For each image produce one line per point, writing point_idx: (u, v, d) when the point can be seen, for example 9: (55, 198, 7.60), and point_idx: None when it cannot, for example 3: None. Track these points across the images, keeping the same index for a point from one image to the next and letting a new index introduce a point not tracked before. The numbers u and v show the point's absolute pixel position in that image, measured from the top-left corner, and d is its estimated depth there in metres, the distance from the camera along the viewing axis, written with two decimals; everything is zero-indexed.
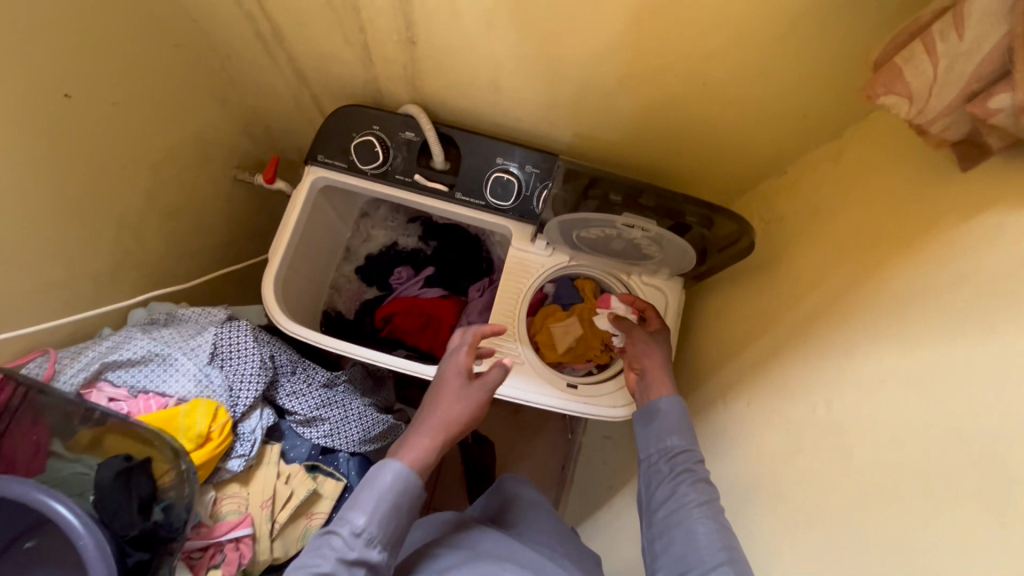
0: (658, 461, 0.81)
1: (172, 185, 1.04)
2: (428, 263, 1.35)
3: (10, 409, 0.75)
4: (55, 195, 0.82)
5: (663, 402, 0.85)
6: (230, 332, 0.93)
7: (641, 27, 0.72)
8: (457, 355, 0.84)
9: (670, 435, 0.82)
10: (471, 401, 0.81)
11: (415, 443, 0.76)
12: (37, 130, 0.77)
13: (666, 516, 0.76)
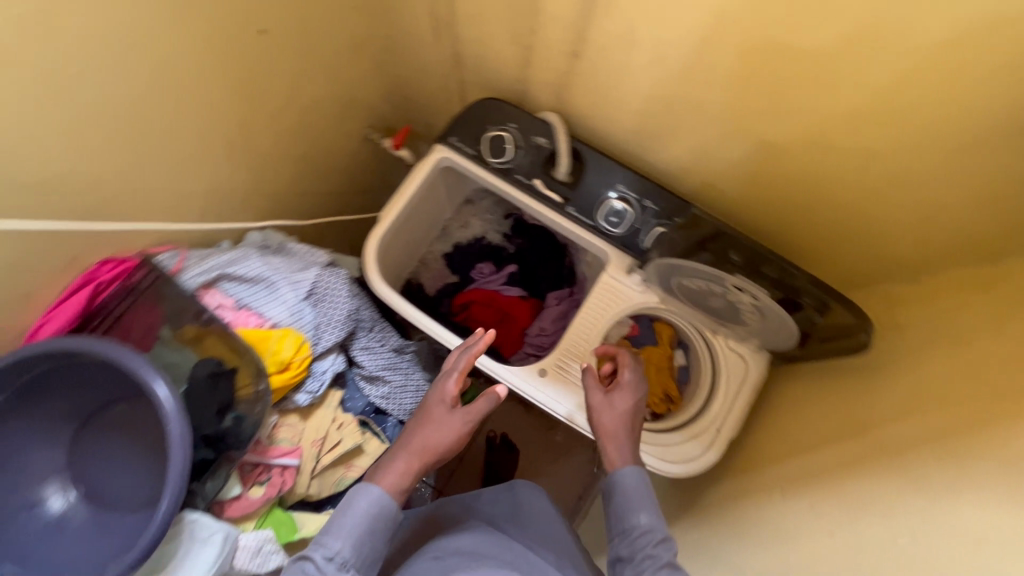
0: (625, 542, 0.78)
1: (315, 130, 1.11)
2: (512, 260, 1.37)
3: (139, 288, 0.86)
4: (227, 115, 0.91)
5: (624, 475, 0.82)
6: (330, 277, 0.99)
7: (826, 93, 0.70)
8: (448, 379, 0.85)
9: (637, 515, 0.78)
10: (454, 431, 0.81)
11: (392, 467, 0.78)
12: (235, 55, 0.84)
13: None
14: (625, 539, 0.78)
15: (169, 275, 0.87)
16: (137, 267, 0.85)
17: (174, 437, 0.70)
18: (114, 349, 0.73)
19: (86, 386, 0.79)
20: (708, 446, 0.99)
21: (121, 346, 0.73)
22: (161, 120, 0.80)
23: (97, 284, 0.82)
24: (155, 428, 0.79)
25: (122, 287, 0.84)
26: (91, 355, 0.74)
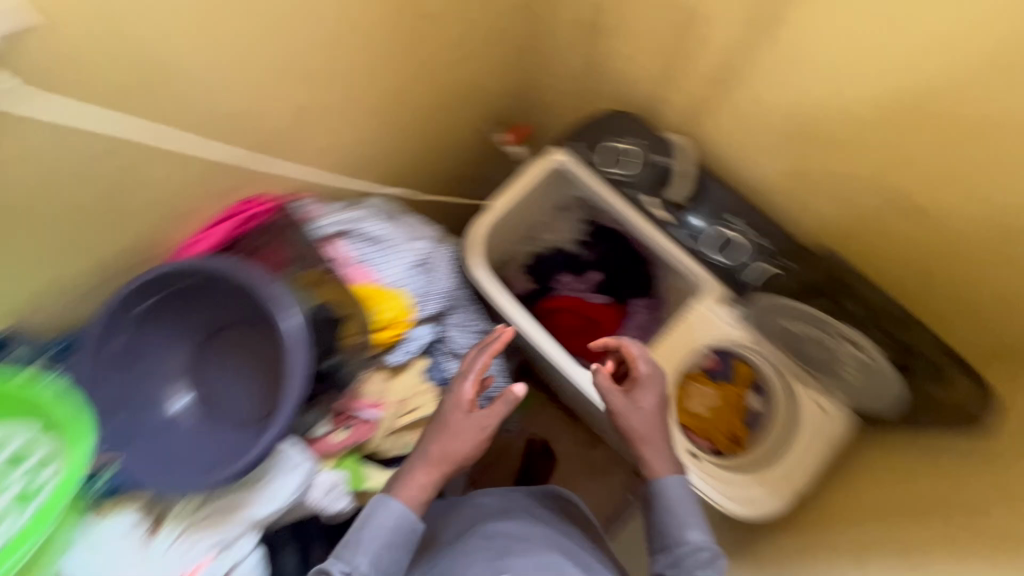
0: (670, 560, 0.77)
1: (457, 116, 1.16)
2: (594, 267, 1.29)
3: (275, 226, 0.91)
4: (391, 87, 0.96)
5: (667, 484, 0.80)
6: (438, 253, 1.04)
7: (1015, 144, 0.69)
8: (462, 389, 0.85)
9: (683, 535, 0.77)
10: (473, 436, 0.82)
11: (413, 478, 0.80)
12: (415, 29, 0.91)
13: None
14: (670, 558, 0.77)
15: (300, 221, 0.92)
16: (276, 207, 0.90)
17: (296, 365, 0.76)
18: (249, 274, 0.78)
19: (220, 303, 0.86)
20: (776, 495, 0.97)
21: (261, 275, 0.78)
22: (333, 80, 0.85)
23: (235, 215, 0.87)
24: (268, 356, 0.86)
25: (263, 223, 0.90)
26: (228, 277, 0.80)
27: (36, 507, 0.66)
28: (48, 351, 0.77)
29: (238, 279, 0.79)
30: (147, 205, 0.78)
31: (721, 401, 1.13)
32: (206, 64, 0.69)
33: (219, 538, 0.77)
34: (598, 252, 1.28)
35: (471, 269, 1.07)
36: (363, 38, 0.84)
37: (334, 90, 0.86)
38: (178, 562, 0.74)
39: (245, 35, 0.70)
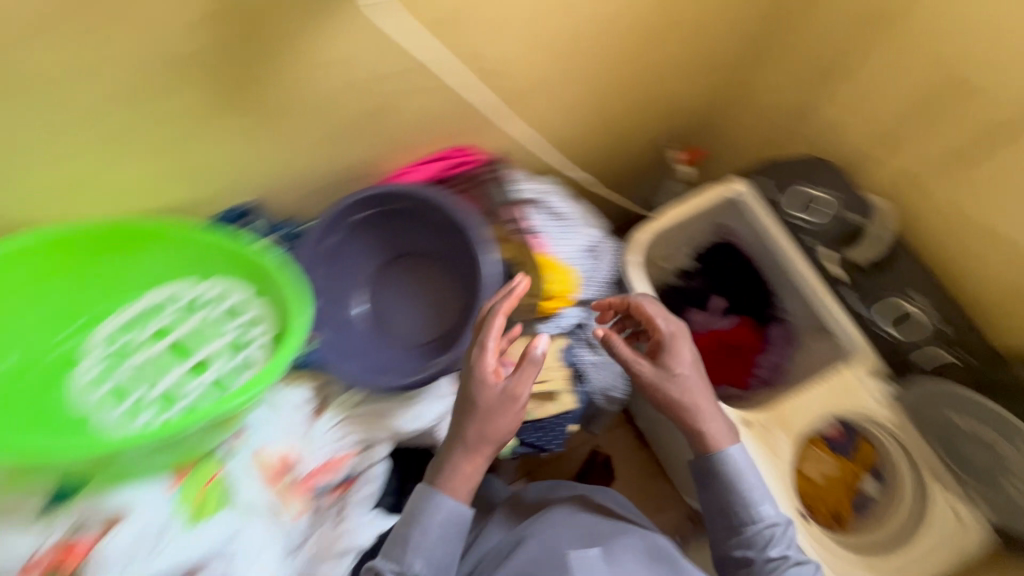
0: (740, 539, 0.79)
1: (644, 126, 1.19)
2: (716, 292, 1.24)
3: (477, 179, 0.98)
4: (613, 86, 1.02)
5: (732, 457, 0.80)
6: (606, 246, 1.07)
7: None
8: (487, 367, 0.73)
9: (749, 513, 0.79)
10: (510, 412, 0.73)
11: (461, 469, 0.74)
12: (660, 37, 0.97)
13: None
14: (740, 537, 0.79)
15: (502, 180, 0.98)
16: (482, 162, 0.97)
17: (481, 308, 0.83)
18: (465, 217, 0.88)
19: (416, 233, 0.94)
20: None
21: (476, 216, 0.88)
22: (588, 54, 0.91)
23: (448, 159, 0.95)
24: (448, 291, 0.94)
25: (467, 174, 0.97)
26: (444, 211, 0.89)
27: (247, 355, 0.78)
28: (277, 231, 0.88)
29: (454, 216, 0.89)
30: (403, 129, 0.87)
31: (836, 472, 1.09)
32: (512, 19, 0.77)
33: (364, 437, 0.83)
34: (718, 277, 1.23)
35: (627, 270, 1.08)
36: (627, 23, 0.90)
37: (582, 64, 0.93)
38: (318, 447, 0.81)
39: (542, 10, 0.78)
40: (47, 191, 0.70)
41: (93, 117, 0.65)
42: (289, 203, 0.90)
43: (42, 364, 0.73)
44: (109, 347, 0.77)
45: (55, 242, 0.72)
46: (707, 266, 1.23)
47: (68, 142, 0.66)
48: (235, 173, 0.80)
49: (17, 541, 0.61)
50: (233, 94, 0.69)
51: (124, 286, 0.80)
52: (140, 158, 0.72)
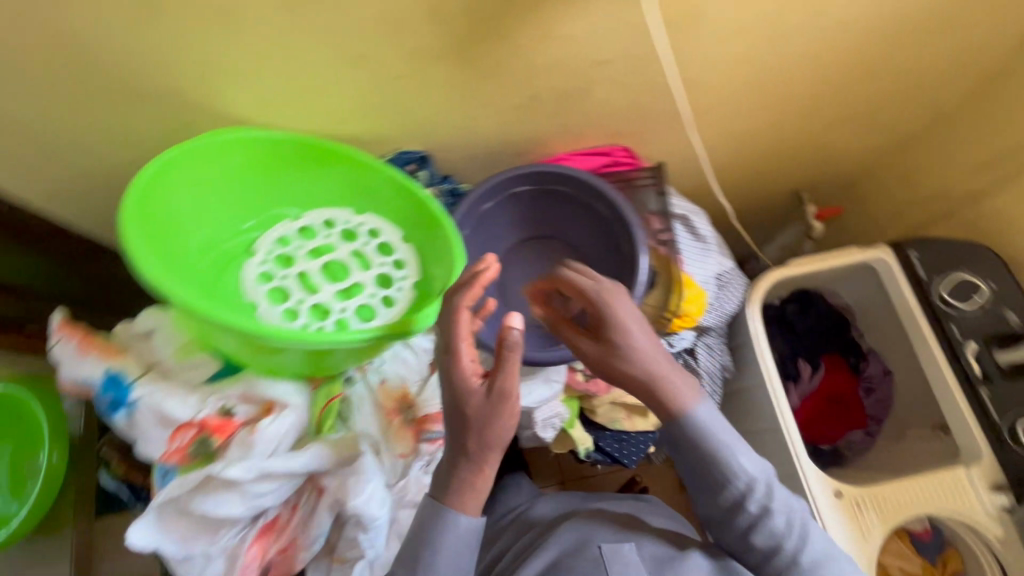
0: (727, 508, 0.72)
1: (792, 169, 1.16)
2: (802, 357, 1.19)
3: (629, 182, 0.96)
4: (786, 124, 1.00)
5: (698, 417, 0.68)
6: (738, 279, 1.05)
7: None
8: (463, 371, 0.59)
9: (730, 480, 0.70)
10: (506, 414, 0.58)
11: (470, 485, 0.61)
12: (853, 88, 0.95)
13: (779, 564, 0.72)
14: (728, 507, 0.72)
15: (655, 188, 0.96)
16: (642, 168, 0.96)
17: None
18: (626, 218, 0.88)
19: (562, 220, 0.95)
20: None
21: (637, 218, 0.87)
22: (787, 81, 0.89)
23: (612, 158, 0.96)
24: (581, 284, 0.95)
25: (622, 175, 0.96)
26: (608, 204, 0.89)
27: (389, 296, 0.81)
28: (444, 184, 0.91)
29: (617, 211, 0.88)
30: (586, 112, 0.88)
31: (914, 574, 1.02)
32: (733, 33, 0.77)
33: None
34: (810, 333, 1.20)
35: (749, 307, 1.07)
36: (840, 59, 0.87)
37: (777, 90, 0.91)
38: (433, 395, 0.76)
39: (760, 36, 0.78)
40: (263, 91, 0.72)
41: (337, 36, 0.65)
42: (455, 156, 0.92)
43: (220, 250, 0.80)
44: (276, 252, 0.82)
45: (251, 141, 0.75)
46: (814, 325, 1.20)
47: (302, 51, 0.67)
48: (425, 117, 0.81)
49: (178, 404, 0.64)
50: (467, 44, 0.68)
51: (298, 201, 0.84)
52: (354, 83, 0.73)
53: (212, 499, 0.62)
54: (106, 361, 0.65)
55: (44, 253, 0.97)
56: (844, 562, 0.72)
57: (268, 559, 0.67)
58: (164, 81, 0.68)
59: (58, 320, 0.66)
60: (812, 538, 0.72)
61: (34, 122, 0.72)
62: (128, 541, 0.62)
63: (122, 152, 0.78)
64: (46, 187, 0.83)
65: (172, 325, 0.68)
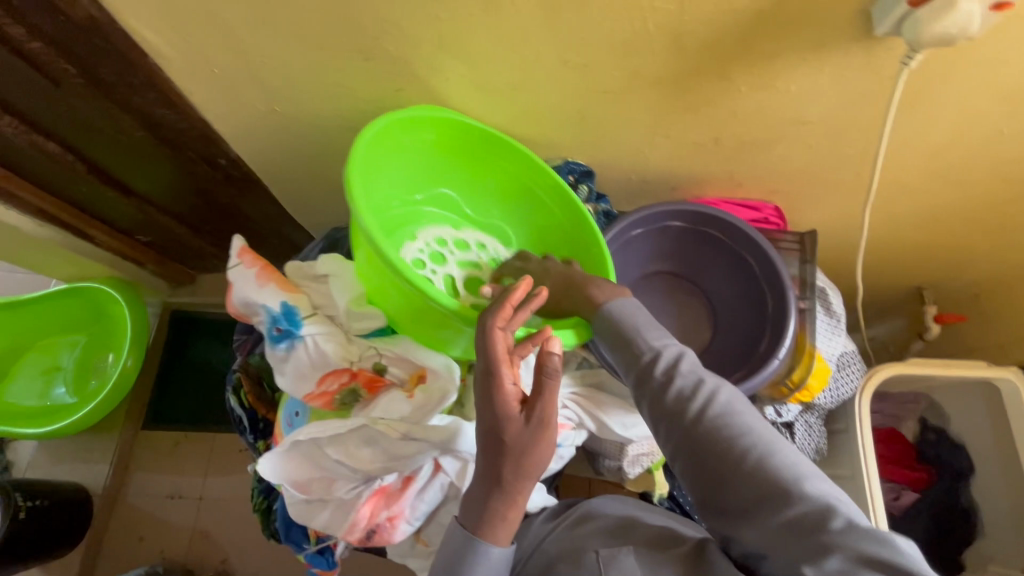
0: (635, 375, 0.61)
1: (926, 264, 1.12)
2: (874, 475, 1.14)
3: (775, 242, 0.94)
4: (944, 219, 0.96)
5: (620, 307, 0.65)
6: (858, 363, 1.01)
7: None
8: (505, 394, 0.56)
9: (637, 336, 0.63)
10: (546, 443, 0.56)
11: (501, 513, 0.59)
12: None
13: (688, 426, 0.56)
14: (634, 371, 0.62)
15: (800, 253, 0.93)
16: (792, 232, 0.94)
17: (758, 375, 0.82)
18: (783, 279, 0.85)
19: (704, 266, 0.94)
20: None
21: (789, 280, 0.85)
22: (968, 178, 0.85)
23: (762, 215, 0.94)
24: (708, 329, 0.94)
25: (770, 234, 0.94)
26: (761, 259, 0.87)
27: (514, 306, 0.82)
28: (599, 203, 0.91)
29: (771, 270, 0.86)
30: (759, 164, 0.86)
31: None
32: (937, 121, 0.74)
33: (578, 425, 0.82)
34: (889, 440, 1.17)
35: (858, 394, 1.03)
36: None
37: (955, 185, 0.87)
38: None
39: (961, 132, 0.76)
40: (475, 75, 0.72)
41: (575, 41, 0.65)
42: (610, 174, 0.91)
43: (389, 216, 0.84)
44: (430, 248, 0.88)
45: (447, 121, 0.77)
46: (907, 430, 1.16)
47: (535, 49, 0.67)
48: (606, 133, 0.81)
49: (337, 351, 0.68)
50: (687, 74, 0.69)
51: (461, 187, 0.88)
52: (563, 87, 0.73)
53: (352, 448, 0.65)
54: (284, 294, 0.70)
55: (185, 170, 1.02)
56: (763, 422, 0.55)
57: (376, 523, 0.68)
58: (390, 46, 0.69)
59: (241, 245, 0.71)
60: (722, 394, 0.57)
61: (250, 54, 0.73)
62: (257, 468, 0.64)
63: (315, 98, 0.80)
64: (230, 111, 0.85)
65: (348, 276, 0.72)
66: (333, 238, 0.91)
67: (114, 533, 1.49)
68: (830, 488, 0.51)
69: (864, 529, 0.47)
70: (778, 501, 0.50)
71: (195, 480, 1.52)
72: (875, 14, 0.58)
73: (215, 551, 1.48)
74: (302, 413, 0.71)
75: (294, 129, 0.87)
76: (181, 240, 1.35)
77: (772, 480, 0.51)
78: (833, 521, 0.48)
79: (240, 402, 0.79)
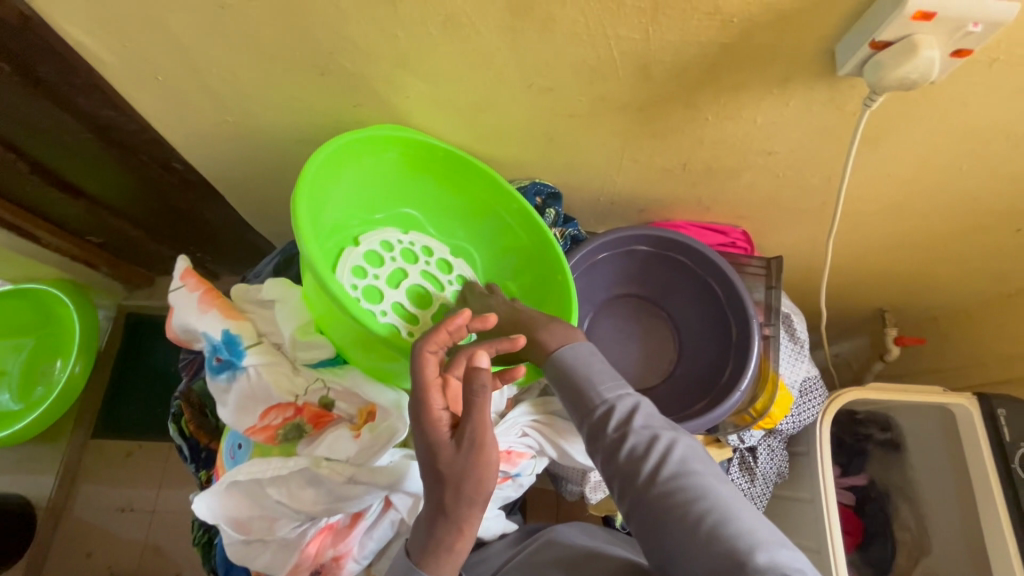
0: (588, 429, 0.60)
1: (889, 287, 1.13)
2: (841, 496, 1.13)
3: (742, 267, 0.93)
4: (906, 246, 0.97)
5: (572, 353, 0.63)
6: (820, 388, 1.02)
7: None
8: (434, 420, 0.54)
9: (589, 386, 0.61)
10: (484, 467, 0.52)
11: (455, 545, 0.55)
12: (987, 233, 0.91)
13: (641, 486, 0.56)
14: (588, 426, 0.60)
15: (766, 279, 0.93)
16: (758, 257, 0.93)
17: (721, 406, 0.80)
18: (747, 308, 0.84)
19: (671, 291, 0.93)
20: None
21: (753, 310, 0.84)
22: (930, 209, 0.86)
23: (729, 239, 0.94)
24: (673, 355, 0.93)
25: (737, 258, 0.93)
26: (727, 287, 0.86)
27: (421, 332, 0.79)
28: (567, 227, 0.89)
29: (736, 298, 0.85)
30: (727, 189, 0.85)
31: None
32: (899, 155, 0.74)
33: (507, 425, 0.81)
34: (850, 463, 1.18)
35: (820, 420, 1.02)
36: (997, 205, 0.83)
37: (916, 215, 0.87)
38: (505, 434, 0.81)
39: (922, 166, 0.76)
40: (437, 94, 0.69)
41: (539, 65, 0.63)
42: (577, 194, 0.89)
43: (345, 235, 0.80)
44: (407, 247, 0.85)
45: (410, 142, 0.75)
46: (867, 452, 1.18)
47: (498, 71, 0.64)
48: (573, 155, 0.79)
49: (282, 384, 0.65)
50: (654, 102, 0.67)
51: (424, 207, 0.85)
52: (529, 109, 0.70)
53: (295, 488, 0.61)
54: (227, 321, 0.66)
55: (137, 172, 0.96)
56: (717, 481, 0.55)
57: (321, 562, 0.65)
58: (346, 61, 0.65)
59: (184, 267, 0.68)
60: (677, 451, 0.57)
61: (198, 62, 0.68)
62: (194, 508, 0.61)
63: (270, 110, 0.76)
64: (178, 118, 0.80)
65: (294, 302, 0.69)
66: (289, 253, 0.87)
67: (59, 549, 1.40)
68: (782, 551, 0.50)
69: None
70: (730, 567, 0.49)
71: (147, 492, 1.45)
72: (839, 54, 0.57)
73: (167, 567, 1.41)
74: (244, 446, 0.68)
75: (249, 138, 0.82)
76: (135, 242, 1.28)
77: (724, 546, 0.50)
78: None
79: (181, 431, 0.76)
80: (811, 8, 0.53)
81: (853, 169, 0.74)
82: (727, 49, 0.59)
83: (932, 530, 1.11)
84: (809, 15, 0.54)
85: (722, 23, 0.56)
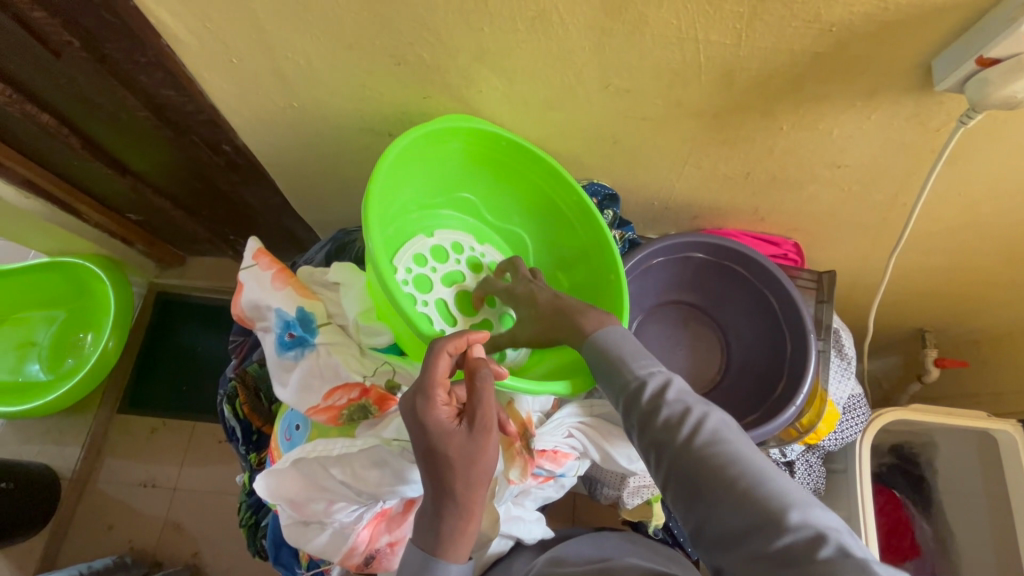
0: (621, 402, 0.58)
1: (936, 307, 1.11)
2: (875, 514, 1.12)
3: (794, 277, 0.92)
4: (962, 268, 0.95)
5: (609, 336, 0.63)
6: (863, 407, 1.00)
7: None
8: (438, 413, 0.53)
9: (624, 364, 0.59)
10: (490, 446, 0.54)
11: (461, 534, 0.55)
12: None
13: (673, 455, 0.52)
14: (622, 400, 0.58)
15: (817, 291, 0.91)
16: (808, 269, 0.92)
17: (777, 420, 0.79)
18: (805, 322, 0.83)
19: (724, 299, 0.92)
20: None
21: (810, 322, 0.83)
22: (994, 231, 0.84)
23: (781, 250, 0.92)
24: (724, 364, 0.92)
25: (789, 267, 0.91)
26: (784, 300, 0.85)
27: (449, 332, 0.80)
28: (623, 230, 0.89)
29: (793, 311, 0.84)
30: (786, 201, 0.84)
31: None
32: (971, 175, 0.73)
33: (554, 413, 0.83)
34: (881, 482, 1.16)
35: (861, 439, 1.01)
36: None
37: (978, 236, 0.86)
38: (551, 433, 0.81)
39: (994, 188, 0.75)
40: (508, 90, 0.69)
41: (620, 65, 0.62)
42: (630, 197, 0.89)
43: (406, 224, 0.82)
44: (476, 255, 0.86)
45: (478, 132, 0.74)
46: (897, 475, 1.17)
47: (576, 69, 0.64)
48: (636, 157, 0.78)
49: (350, 364, 0.67)
50: (729, 109, 0.66)
51: (487, 197, 0.86)
52: (600, 110, 0.70)
53: (359, 468, 0.62)
54: (298, 300, 0.68)
55: (189, 151, 0.96)
56: (756, 451, 0.50)
57: (375, 548, 0.65)
58: (425, 53, 0.65)
59: (258, 247, 0.69)
60: (712, 420, 0.53)
61: (273, 46, 0.68)
62: (255, 485, 0.61)
63: (337, 97, 0.76)
64: (241, 100, 0.80)
65: (358, 287, 0.70)
66: (339, 242, 0.86)
67: (80, 519, 1.42)
68: (824, 519, 0.45)
69: (854, 562, 0.41)
70: (761, 530, 0.45)
71: (170, 470, 1.46)
72: (936, 69, 0.56)
73: (186, 544, 1.42)
74: (302, 427, 0.68)
75: (310, 123, 0.82)
76: (174, 221, 1.28)
77: (758, 509, 0.46)
78: (827, 550, 0.43)
79: (235, 413, 0.77)
80: (913, 21, 0.52)
81: (925, 187, 0.73)
82: (815, 60, 0.58)
83: (960, 556, 1.09)
84: (913, 28, 0.53)
85: (817, 33, 0.55)
